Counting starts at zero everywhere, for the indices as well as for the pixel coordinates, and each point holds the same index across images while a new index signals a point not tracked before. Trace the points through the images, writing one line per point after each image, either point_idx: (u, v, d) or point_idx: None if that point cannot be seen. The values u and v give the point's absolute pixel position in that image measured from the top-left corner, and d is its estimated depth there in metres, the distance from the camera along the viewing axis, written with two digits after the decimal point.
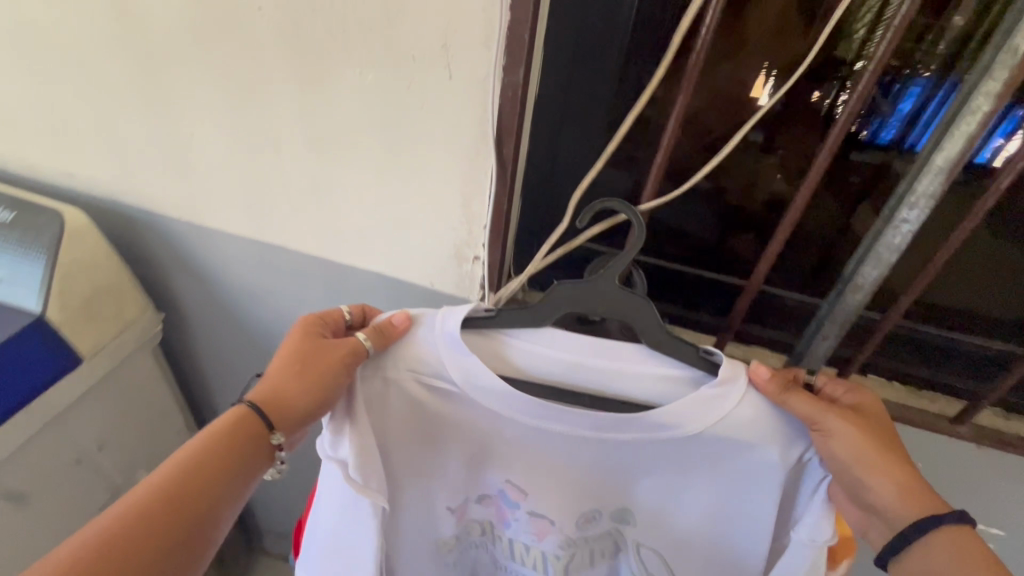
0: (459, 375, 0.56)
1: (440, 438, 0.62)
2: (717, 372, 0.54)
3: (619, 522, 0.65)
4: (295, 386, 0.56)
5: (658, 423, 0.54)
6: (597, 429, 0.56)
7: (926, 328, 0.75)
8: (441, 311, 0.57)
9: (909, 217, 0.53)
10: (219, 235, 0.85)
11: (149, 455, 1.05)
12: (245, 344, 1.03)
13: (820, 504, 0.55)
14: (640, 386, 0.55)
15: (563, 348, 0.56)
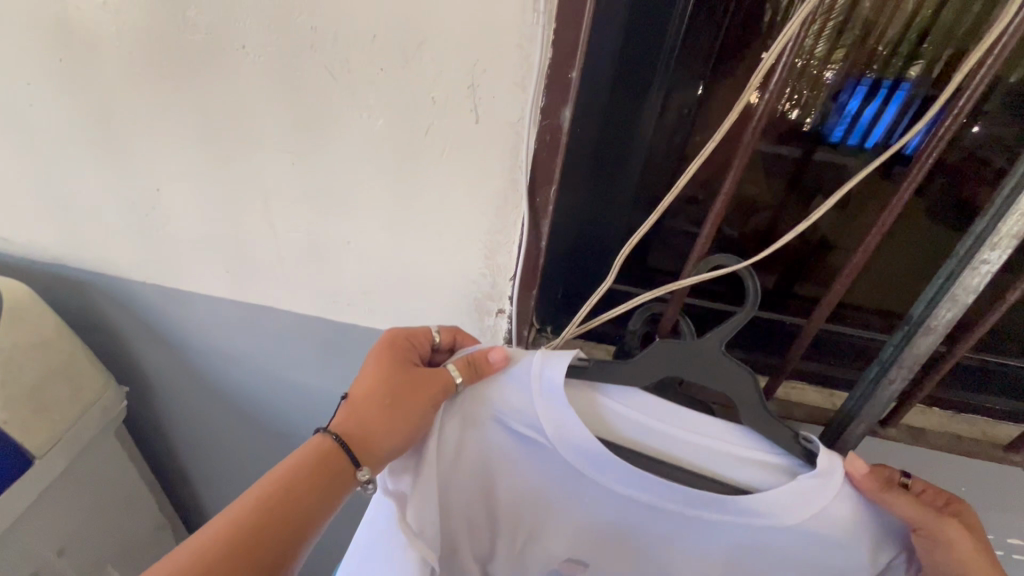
0: (552, 427, 0.52)
1: (513, 487, 0.58)
2: (814, 464, 0.49)
3: None
4: (383, 418, 0.50)
5: (747, 507, 0.51)
6: (682, 505, 0.53)
7: (1009, 360, 0.68)
8: (537, 358, 0.52)
9: (990, 257, 0.49)
10: (202, 295, 0.77)
11: (120, 546, 0.93)
12: (225, 413, 0.93)
13: None
14: (733, 467, 0.52)
15: (659, 416, 0.53)
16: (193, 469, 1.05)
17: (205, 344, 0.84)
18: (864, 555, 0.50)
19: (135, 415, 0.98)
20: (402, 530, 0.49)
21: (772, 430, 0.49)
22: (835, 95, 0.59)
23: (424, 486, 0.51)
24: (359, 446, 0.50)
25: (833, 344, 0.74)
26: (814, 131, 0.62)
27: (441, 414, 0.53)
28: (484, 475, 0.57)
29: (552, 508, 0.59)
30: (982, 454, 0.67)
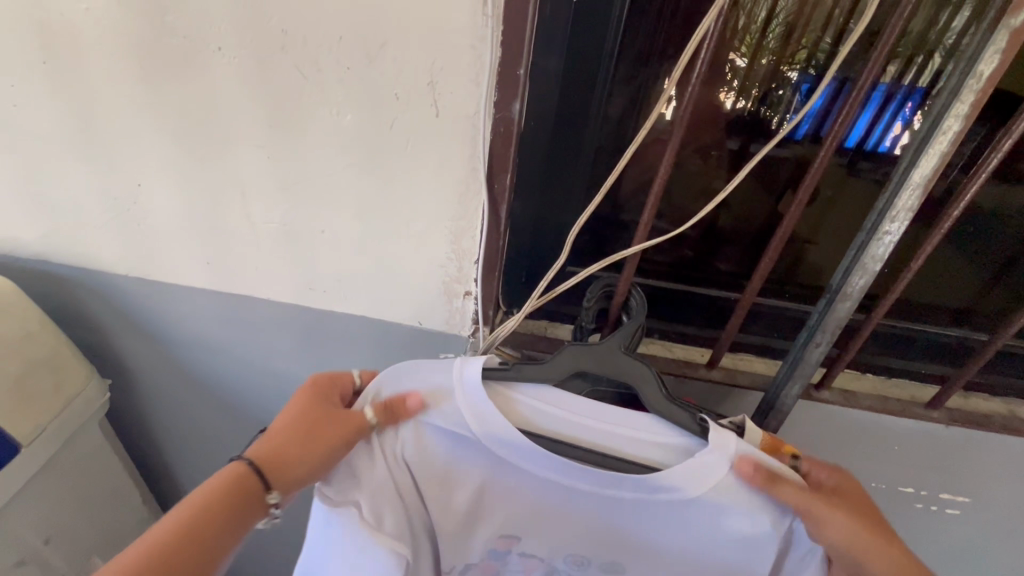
0: (475, 422, 0.60)
1: (453, 480, 0.65)
2: (707, 437, 0.58)
3: (608, 567, 0.72)
4: (299, 448, 0.55)
5: (655, 484, 0.59)
6: (599, 484, 0.62)
7: (926, 326, 0.76)
8: (456, 364, 0.62)
9: (891, 229, 0.56)
10: (183, 286, 0.81)
11: (106, 536, 0.95)
12: (207, 403, 0.96)
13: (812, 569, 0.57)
14: (641, 449, 0.60)
15: (575, 412, 0.61)
16: (178, 461, 1.07)
17: (187, 335, 0.87)
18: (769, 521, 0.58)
19: (119, 409, 1.00)
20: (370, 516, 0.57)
21: (672, 414, 0.59)
22: (801, 94, 0.66)
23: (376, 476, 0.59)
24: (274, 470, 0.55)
25: (766, 316, 0.81)
26: (779, 127, 0.69)
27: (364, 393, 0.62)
28: (424, 474, 0.64)
29: (489, 494, 0.66)
30: (906, 413, 0.74)
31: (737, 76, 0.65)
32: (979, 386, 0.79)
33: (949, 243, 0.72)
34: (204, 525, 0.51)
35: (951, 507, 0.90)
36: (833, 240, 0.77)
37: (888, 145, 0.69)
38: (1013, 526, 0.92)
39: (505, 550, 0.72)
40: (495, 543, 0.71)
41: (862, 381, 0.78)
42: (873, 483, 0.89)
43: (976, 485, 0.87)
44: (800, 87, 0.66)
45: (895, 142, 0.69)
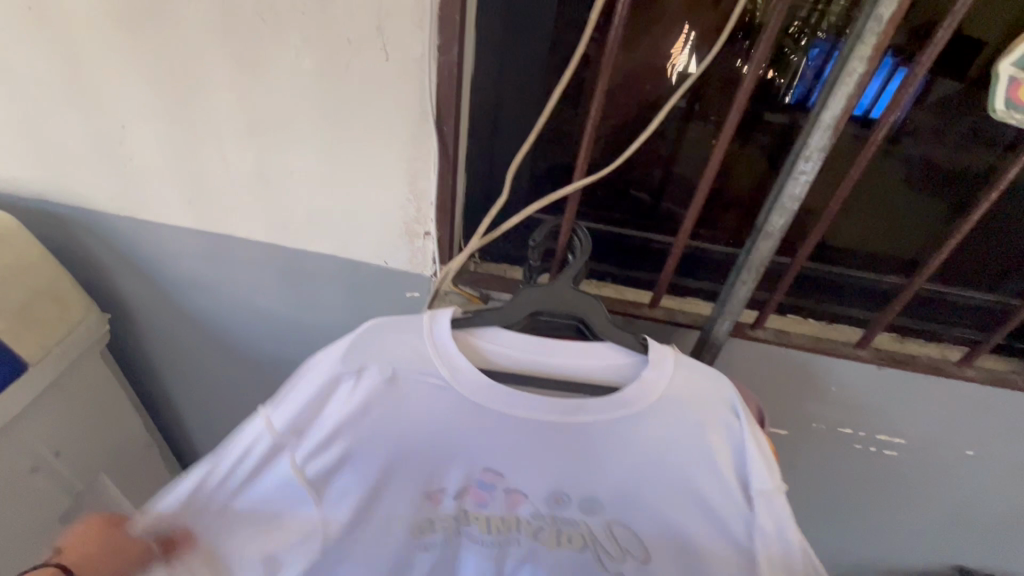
0: (448, 370, 0.67)
1: (431, 420, 0.71)
2: (648, 352, 0.67)
3: (588, 507, 0.76)
4: None
5: (609, 404, 0.66)
6: (563, 414, 0.68)
7: (855, 270, 0.81)
8: (427, 315, 0.69)
9: (805, 168, 0.60)
10: (168, 225, 0.87)
11: (108, 456, 1.05)
12: (197, 337, 1.04)
13: (752, 452, 0.64)
14: (593, 372, 0.69)
15: (538, 351, 0.69)
16: (175, 393, 1.17)
17: (175, 271, 0.94)
18: (710, 427, 0.66)
19: (118, 343, 1.09)
20: (297, 481, 0.68)
21: (618, 337, 0.68)
22: (811, 59, 0.70)
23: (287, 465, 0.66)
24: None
25: (706, 262, 0.86)
26: (785, 95, 0.74)
27: (312, 355, 0.68)
28: (405, 419, 0.71)
29: (471, 442, 0.73)
30: (835, 351, 0.79)
31: (697, 26, 0.68)
32: (915, 333, 0.83)
33: (877, 192, 0.78)
34: None
35: (888, 449, 0.96)
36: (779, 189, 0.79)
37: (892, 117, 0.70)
38: (948, 469, 0.98)
39: (490, 485, 0.76)
40: (480, 476, 0.76)
41: (791, 322, 0.83)
42: (814, 424, 0.95)
43: (911, 428, 0.92)
44: (813, 60, 0.70)
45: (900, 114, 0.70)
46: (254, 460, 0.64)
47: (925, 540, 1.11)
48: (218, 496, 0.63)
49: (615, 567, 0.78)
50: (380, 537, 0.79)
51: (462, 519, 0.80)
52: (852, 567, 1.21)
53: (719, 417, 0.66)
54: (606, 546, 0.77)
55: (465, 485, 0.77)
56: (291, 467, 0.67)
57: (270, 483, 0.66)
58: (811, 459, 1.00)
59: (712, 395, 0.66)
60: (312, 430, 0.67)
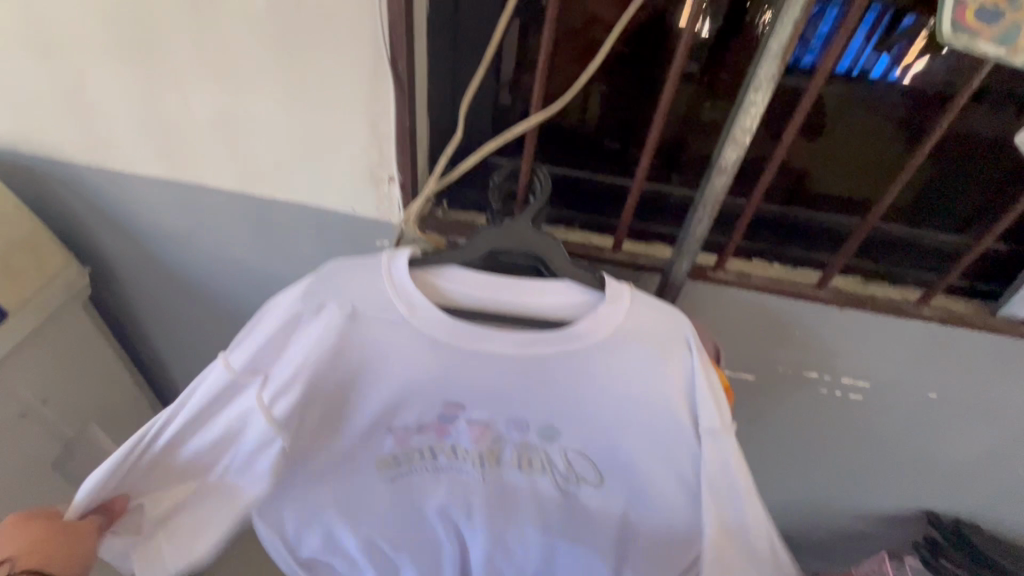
0: (404, 306, 0.68)
1: (390, 358, 0.72)
2: (604, 287, 0.68)
3: (546, 434, 0.79)
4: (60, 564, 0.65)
5: (567, 337, 0.67)
6: (523, 346, 0.68)
7: (815, 210, 0.84)
8: (386, 257, 0.69)
9: (754, 99, 0.60)
10: (138, 176, 0.88)
11: (97, 407, 1.08)
12: (176, 291, 1.06)
13: (704, 392, 0.66)
14: (551, 307, 0.69)
15: (497, 289, 0.70)
16: (161, 348, 1.20)
17: (150, 224, 0.96)
18: (667, 364, 0.67)
19: (102, 298, 1.11)
20: (266, 419, 0.69)
21: (575, 274, 0.69)
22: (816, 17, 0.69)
23: (253, 401, 0.69)
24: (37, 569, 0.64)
25: (671, 206, 0.86)
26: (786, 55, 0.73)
27: (270, 297, 0.70)
28: (367, 357, 0.72)
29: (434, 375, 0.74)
30: (798, 290, 0.81)
31: None
32: (877, 275, 0.84)
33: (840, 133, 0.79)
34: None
35: (853, 392, 0.98)
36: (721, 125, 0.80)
37: (897, 75, 0.74)
38: (913, 413, 0.99)
39: (452, 417, 0.79)
40: (444, 409, 0.78)
41: (754, 265, 0.84)
42: (780, 368, 0.97)
43: (876, 371, 0.94)
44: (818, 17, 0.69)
45: (905, 72, 0.73)
46: (213, 397, 0.69)
47: (890, 482, 1.15)
48: (181, 430, 0.69)
49: (571, 488, 0.83)
50: (354, 468, 0.83)
51: (433, 450, 0.83)
52: (820, 508, 1.25)
53: (674, 351, 0.67)
54: (561, 467, 0.81)
55: (431, 418, 0.79)
56: (257, 407, 0.69)
57: (243, 417, 0.69)
58: (778, 403, 1.03)
59: (667, 331, 0.67)
60: (272, 370, 0.69)
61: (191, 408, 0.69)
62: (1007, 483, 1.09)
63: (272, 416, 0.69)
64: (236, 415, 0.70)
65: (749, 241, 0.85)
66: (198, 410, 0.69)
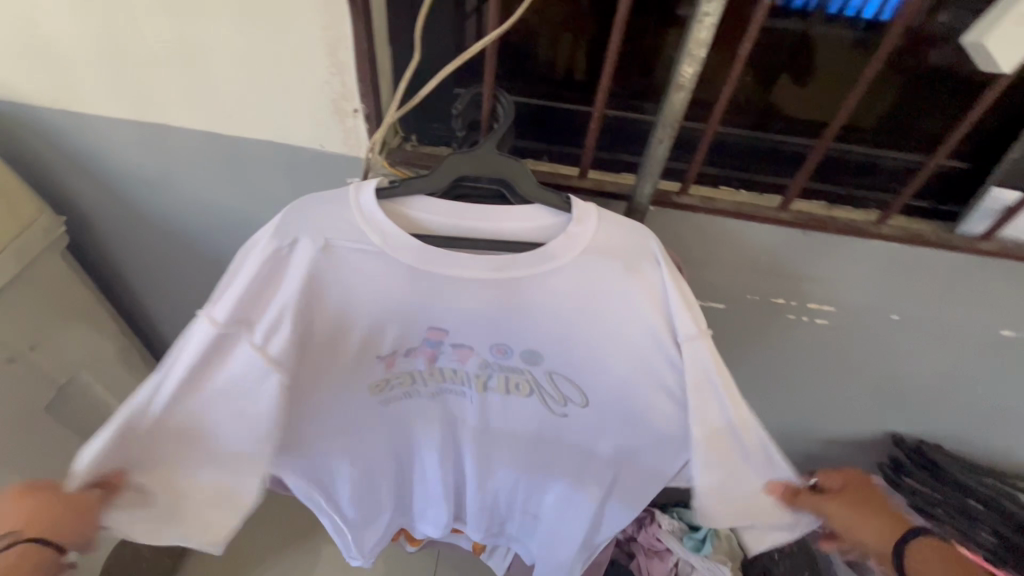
0: (376, 235, 0.68)
1: (364, 288, 0.71)
2: (570, 209, 0.70)
3: (530, 358, 0.77)
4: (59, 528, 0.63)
5: (537, 257, 0.68)
6: (495, 271, 0.69)
7: (779, 134, 0.85)
8: (353, 189, 0.70)
9: (709, 9, 0.59)
10: (103, 118, 0.88)
11: (85, 356, 1.11)
12: (154, 238, 1.08)
13: (675, 301, 0.68)
14: (520, 232, 0.71)
15: (465, 217, 0.71)
16: (147, 296, 1.22)
17: (120, 169, 0.96)
18: (635, 276, 0.68)
19: (82, 248, 1.12)
20: (262, 362, 0.68)
21: (541, 196, 0.70)
22: None
23: (247, 350, 0.68)
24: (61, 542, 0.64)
25: (637, 133, 0.87)
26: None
27: (250, 238, 0.68)
28: (341, 289, 0.71)
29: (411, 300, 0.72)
30: (760, 215, 0.83)
31: None
32: (835, 198, 0.87)
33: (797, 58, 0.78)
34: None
35: (819, 317, 1.01)
36: (675, 48, 0.79)
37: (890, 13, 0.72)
38: (878, 337, 1.03)
39: (438, 342, 0.77)
40: (427, 334, 0.76)
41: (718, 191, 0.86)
42: (749, 295, 0.99)
43: (841, 296, 0.96)
44: None
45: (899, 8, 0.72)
46: (209, 356, 0.67)
47: (856, 406, 1.20)
48: (176, 393, 0.67)
49: (561, 409, 0.82)
50: (336, 399, 0.81)
51: (415, 376, 0.82)
52: (789, 433, 1.31)
53: (641, 266, 0.69)
54: (550, 390, 0.80)
55: (416, 346, 0.78)
56: (252, 352, 0.68)
57: (235, 369, 0.68)
58: (749, 330, 1.06)
59: (636, 248, 0.69)
60: (260, 317, 0.68)
61: (178, 371, 0.66)
62: (968, 404, 1.13)
63: (277, 363, 0.69)
64: (236, 364, 0.68)
65: (710, 166, 0.88)
66: (190, 374, 0.67)
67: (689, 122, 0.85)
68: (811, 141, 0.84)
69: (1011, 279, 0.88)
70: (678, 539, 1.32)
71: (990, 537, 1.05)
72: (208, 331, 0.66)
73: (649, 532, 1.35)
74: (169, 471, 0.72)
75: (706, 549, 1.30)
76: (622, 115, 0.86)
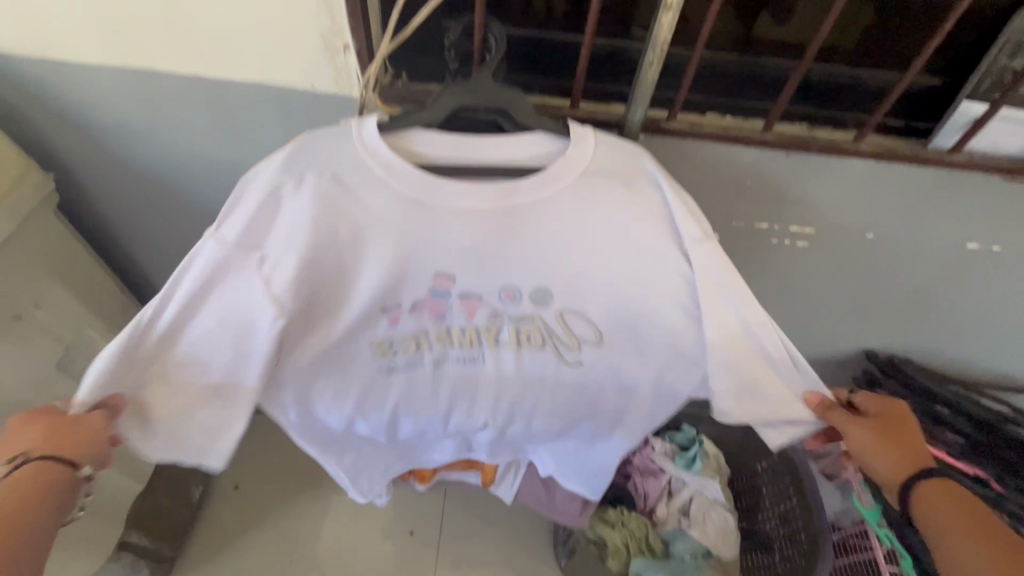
0: (380, 167, 0.69)
1: (376, 227, 0.72)
2: (569, 136, 0.72)
3: (538, 298, 0.78)
4: (63, 443, 0.64)
5: (539, 181, 0.71)
6: (498, 197, 0.71)
7: (763, 58, 0.87)
8: (355, 124, 0.71)
9: None
10: (84, 66, 0.86)
11: (88, 314, 1.12)
12: (146, 193, 1.08)
13: (677, 212, 0.72)
14: (521, 161, 0.73)
15: (465, 148, 0.72)
16: (142, 254, 1.23)
17: (106, 121, 0.95)
18: (631, 189, 0.72)
19: (72, 208, 1.11)
20: (266, 290, 0.69)
21: (539, 124, 0.72)
22: None
23: (254, 278, 0.68)
24: (72, 457, 0.64)
25: (625, 61, 0.88)
26: None
27: (249, 172, 0.70)
28: (351, 230, 0.72)
29: (414, 242, 0.73)
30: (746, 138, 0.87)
31: None
32: (815, 120, 0.91)
33: None
34: (37, 499, 0.62)
35: (800, 240, 1.06)
36: None
37: None
38: (854, 256, 1.09)
39: (444, 291, 0.77)
40: (433, 282, 0.76)
41: (705, 118, 0.89)
42: (735, 222, 1.04)
43: (821, 217, 1.01)
44: None
45: None
46: (215, 279, 0.68)
47: (833, 326, 1.28)
48: (178, 315, 0.69)
49: (574, 357, 0.83)
50: (345, 353, 0.81)
51: (424, 336, 0.81)
52: None
53: (638, 182, 0.73)
54: (560, 335, 0.80)
55: (422, 300, 0.77)
56: (257, 283, 0.69)
57: (236, 296, 0.69)
58: (735, 257, 1.11)
59: (632, 167, 0.73)
60: (266, 247, 0.69)
61: (183, 293, 0.68)
62: (935, 318, 1.22)
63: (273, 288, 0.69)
64: (241, 293, 0.69)
65: (696, 93, 0.90)
66: (197, 294, 0.68)
67: (674, 49, 0.86)
68: (793, 63, 0.87)
69: (978, 192, 0.94)
70: (671, 460, 1.43)
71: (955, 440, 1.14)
72: (217, 252, 0.67)
73: (643, 454, 1.44)
74: (157, 398, 0.71)
75: (696, 466, 1.41)
76: (609, 44, 0.87)
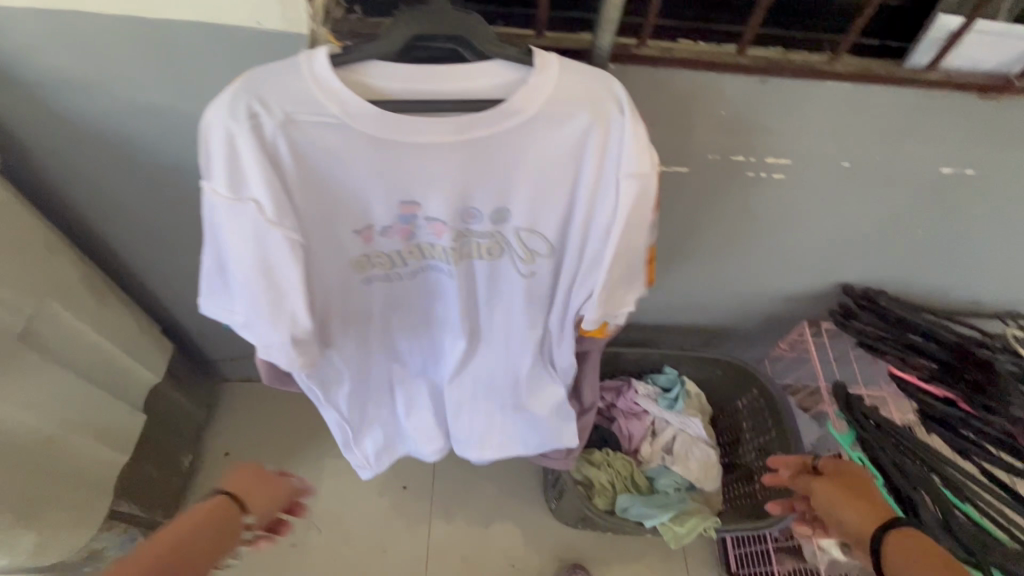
0: (334, 104, 0.66)
1: (340, 160, 0.71)
2: (533, 62, 0.68)
3: (497, 219, 0.80)
4: (252, 492, 1.07)
5: (501, 113, 0.68)
6: (460, 132, 0.68)
7: None
8: (304, 56, 0.66)
9: None
10: (5, 11, 0.79)
11: (50, 285, 1.08)
12: (98, 154, 1.02)
13: (626, 143, 0.71)
14: (484, 91, 0.69)
15: (424, 79, 0.68)
16: (102, 222, 1.18)
17: (42, 74, 0.88)
18: (591, 118, 0.70)
19: (20, 173, 1.06)
20: (263, 224, 0.70)
21: (501, 50, 0.68)
22: None
23: (255, 219, 0.69)
24: (251, 507, 1.06)
25: None
26: None
27: (202, 119, 0.66)
28: (314, 164, 0.71)
29: (377, 175, 0.73)
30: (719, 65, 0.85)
31: None
32: (789, 42, 0.88)
33: None
34: (218, 516, 0.96)
35: (777, 172, 1.05)
36: None
37: None
38: (832, 187, 1.08)
39: (412, 216, 0.78)
40: (399, 209, 0.77)
41: (677, 45, 0.85)
42: (711, 155, 1.01)
43: (796, 147, 0.99)
44: None
45: None
46: (217, 222, 0.71)
47: (810, 262, 1.29)
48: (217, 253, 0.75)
49: (527, 267, 0.86)
50: (327, 275, 0.84)
51: (401, 253, 0.85)
52: (750, 297, 1.41)
53: (606, 111, 0.70)
54: (517, 249, 0.83)
55: (392, 224, 0.80)
56: (255, 219, 0.69)
57: (239, 237, 0.70)
58: (713, 194, 1.10)
59: (599, 93, 0.70)
60: (252, 195, 0.69)
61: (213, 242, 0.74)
62: (909, 247, 1.23)
63: (283, 228, 0.71)
64: (246, 237, 0.70)
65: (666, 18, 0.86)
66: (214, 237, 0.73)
67: None
68: None
69: (954, 111, 0.92)
70: (654, 402, 1.45)
71: (926, 364, 1.17)
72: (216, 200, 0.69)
73: (627, 397, 1.47)
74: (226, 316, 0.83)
75: (678, 406, 1.44)
76: None
